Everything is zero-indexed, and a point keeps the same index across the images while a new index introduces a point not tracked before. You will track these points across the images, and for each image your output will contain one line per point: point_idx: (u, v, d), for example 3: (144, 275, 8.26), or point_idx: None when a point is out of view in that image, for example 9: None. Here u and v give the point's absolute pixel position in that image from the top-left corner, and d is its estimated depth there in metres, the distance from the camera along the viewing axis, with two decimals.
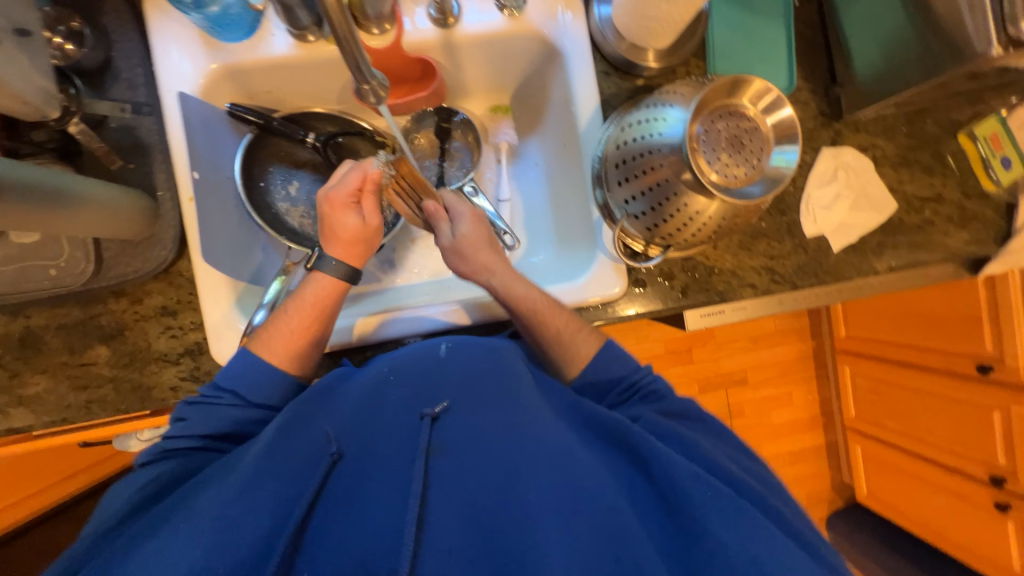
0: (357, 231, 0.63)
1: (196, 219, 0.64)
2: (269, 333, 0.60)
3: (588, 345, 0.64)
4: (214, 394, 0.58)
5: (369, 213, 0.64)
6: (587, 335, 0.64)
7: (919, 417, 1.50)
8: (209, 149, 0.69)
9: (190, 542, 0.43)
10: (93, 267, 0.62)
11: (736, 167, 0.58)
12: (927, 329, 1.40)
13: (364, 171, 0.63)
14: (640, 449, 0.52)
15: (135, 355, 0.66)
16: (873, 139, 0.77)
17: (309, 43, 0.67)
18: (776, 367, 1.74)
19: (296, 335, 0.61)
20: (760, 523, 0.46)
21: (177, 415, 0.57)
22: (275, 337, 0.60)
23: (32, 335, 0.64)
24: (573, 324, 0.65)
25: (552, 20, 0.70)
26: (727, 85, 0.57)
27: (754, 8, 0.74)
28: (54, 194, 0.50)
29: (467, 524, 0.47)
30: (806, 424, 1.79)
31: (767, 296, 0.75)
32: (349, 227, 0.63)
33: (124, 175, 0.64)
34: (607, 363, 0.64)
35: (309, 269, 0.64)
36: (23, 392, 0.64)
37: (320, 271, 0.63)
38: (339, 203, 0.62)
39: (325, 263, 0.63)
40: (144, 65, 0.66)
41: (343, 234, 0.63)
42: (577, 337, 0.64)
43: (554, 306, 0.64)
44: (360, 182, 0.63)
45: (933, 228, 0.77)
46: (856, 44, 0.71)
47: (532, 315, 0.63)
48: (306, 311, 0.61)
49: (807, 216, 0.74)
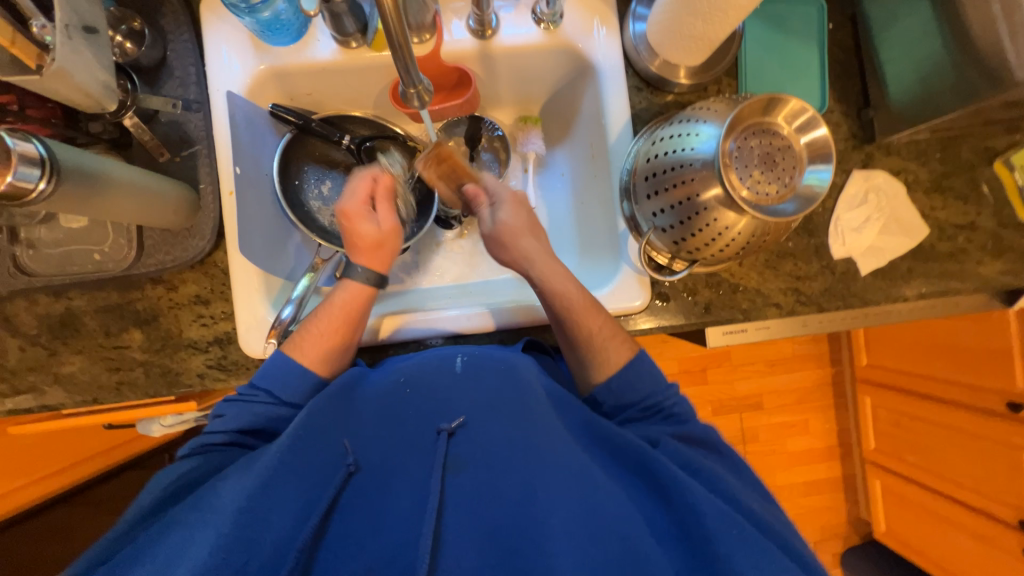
0: (373, 234, 0.66)
1: (235, 212, 0.66)
2: (304, 336, 0.62)
3: (621, 354, 0.64)
4: (249, 392, 0.59)
5: (384, 216, 0.67)
6: (620, 343, 0.64)
7: (943, 454, 1.44)
8: (251, 146, 0.71)
9: (210, 531, 0.44)
10: (133, 253, 0.65)
11: (767, 185, 0.58)
12: (954, 362, 1.35)
13: (370, 175, 0.68)
14: (662, 478, 0.50)
15: (166, 340, 0.68)
16: (906, 163, 0.76)
17: (352, 49, 0.69)
18: (793, 393, 1.71)
19: (325, 339, 0.62)
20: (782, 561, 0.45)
21: (216, 411, 0.59)
22: (307, 340, 0.62)
23: (72, 316, 0.67)
24: (607, 330, 0.64)
25: (586, 34, 0.72)
26: (763, 103, 0.58)
27: (788, 30, 0.74)
28: (105, 180, 0.53)
29: (482, 542, 0.48)
30: (822, 453, 1.74)
31: (791, 317, 0.74)
32: (366, 232, 0.66)
33: (170, 167, 0.67)
34: (635, 377, 0.63)
35: (339, 276, 0.67)
36: (58, 370, 0.66)
37: (349, 279, 0.65)
38: (356, 211, 0.66)
39: (352, 269, 0.66)
40: (196, 64, 0.68)
41: (362, 239, 0.65)
42: (610, 343, 0.64)
43: (592, 306, 0.65)
44: (370, 187, 0.68)
45: (965, 256, 0.75)
46: (892, 68, 0.71)
47: (567, 313, 0.64)
48: (336, 312, 0.63)
49: (835, 239, 0.73)
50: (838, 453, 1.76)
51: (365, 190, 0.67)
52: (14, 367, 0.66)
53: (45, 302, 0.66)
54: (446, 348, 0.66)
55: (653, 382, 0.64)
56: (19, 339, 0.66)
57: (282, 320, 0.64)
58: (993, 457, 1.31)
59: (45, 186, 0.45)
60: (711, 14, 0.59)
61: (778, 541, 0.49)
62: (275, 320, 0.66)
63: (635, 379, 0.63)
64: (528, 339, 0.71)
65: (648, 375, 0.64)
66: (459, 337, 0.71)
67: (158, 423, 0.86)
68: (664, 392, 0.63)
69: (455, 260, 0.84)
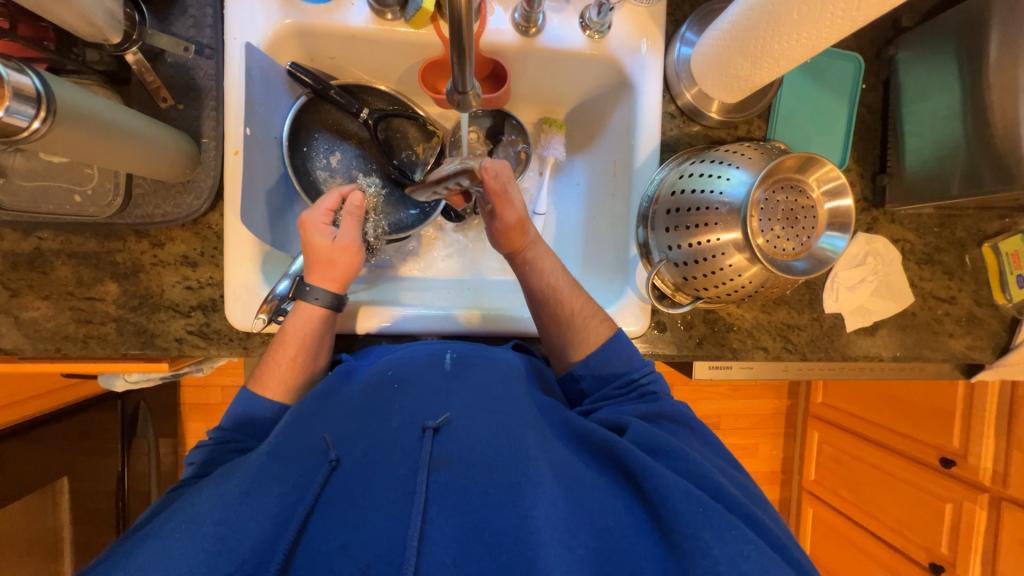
0: (329, 244, 0.61)
1: (239, 175, 0.62)
2: (268, 365, 0.60)
3: (599, 331, 0.66)
4: (218, 435, 0.58)
5: (344, 231, 0.62)
6: (598, 322, 0.66)
7: (873, 493, 1.56)
8: (264, 105, 0.67)
9: (190, 546, 0.42)
10: (120, 201, 0.60)
11: (785, 241, 0.59)
12: (900, 413, 1.45)
13: (342, 193, 0.64)
14: (632, 466, 0.51)
15: (146, 299, 0.63)
16: (905, 233, 0.79)
17: (387, 21, 0.65)
18: (750, 419, 1.80)
19: (288, 369, 0.60)
20: (754, 537, 0.46)
21: (188, 460, 0.57)
22: (269, 374, 0.60)
23: (42, 258, 0.61)
24: (589, 309, 0.66)
25: (632, 51, 0.70)
26: (798, 162, 0.59)
27: (824, 83, 0.75)
28: (106, 125, 0.49)
29: (467, 541, 0.45)
30: (765, 477, 1.87)
31: (775, 361, 0.77)
32: (320, 243, 0.61)
33: (172, 114, 0.62)
34: (611, 355, 0.64)
35: (291, 298, 0.61)
36: (20, 313, 0.61)
37: (302, 302, 0.61)
38: (313, 222, 0.61)
39: (309, 293, 0.60)
40: (214, 5, 0.63)
41: (319, 253, 0.61)
42: (590, 322, 0.66)
43: (575, 288, 0.67)
44: (335, 202, 0.63)
45: (942, 327, 0.80)
46: (911, 140, 0.73)
47: (552, 295, 0.66)
48: (291, 340, 0.60)
49: (830, 293, 0.76)
50: (780, 477, 1.89)
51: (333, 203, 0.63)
52: None
53: (12, 238, 0.61)
54: (438, 343, 0.66)
55: (627, 360, 0.64)
56: None
57: (277, 294, 0.61)
58: (917, 503, 1.43)
59: (38, 125, 0.41)
60: (761, 59, 0.58)
61: (746, 514, 0.49)
62: (269, 294, 0.63)
63: (613, 355, 0.63)
64: (517, 342, 0.72)
65: (624, 357, 0.64)
66: (452, 335, 0.71)
67: (123, 377, 0.86)
68: (640, 369, 0.63)
69: (458, 256, 0.82)
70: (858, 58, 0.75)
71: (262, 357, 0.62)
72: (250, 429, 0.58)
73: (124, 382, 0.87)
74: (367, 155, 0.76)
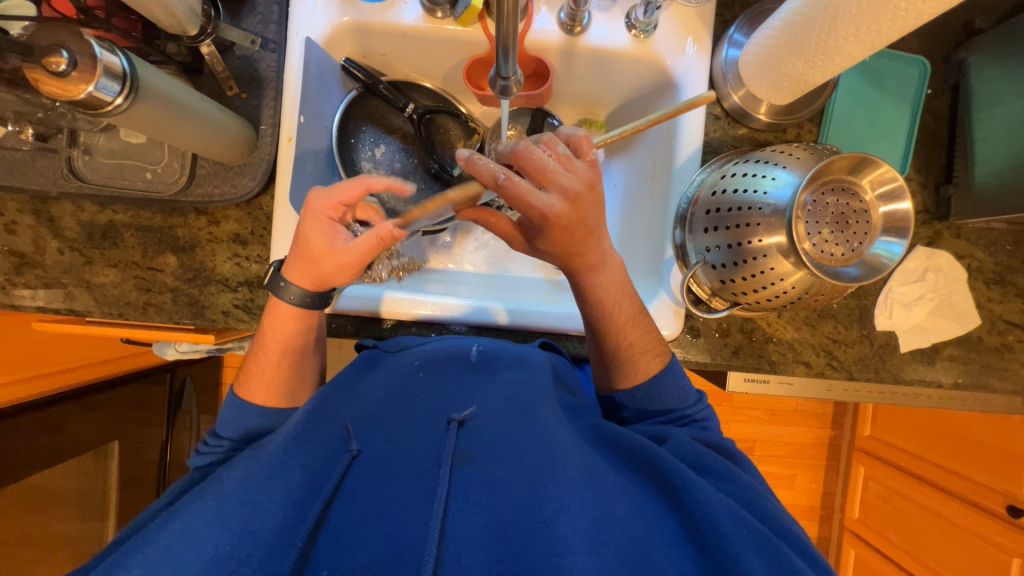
0: (326, 242, 0.54)
1: (290, 160, 0.67)
2: (252, 371, 0.61)
3: (650, 366, 0.61)
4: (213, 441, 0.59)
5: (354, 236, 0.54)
6: (650, 357, 0.61)
7: (927, 540, 1.43)
8: (318, 97, 0.71)
9: (219, 524, 0.44)
10: (184, 180, 0.65)
11: (834, 245, 0.57)
12: (960, 453, 1.33)
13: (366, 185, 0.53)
14: (671, 478, 0.50)
15: (199, 272, 0.68)
16: (973, 249, 0.73)
17: (437, 19, 0.68)
18: (788, 447, 1.69)
19: (272, 374, 0.60)
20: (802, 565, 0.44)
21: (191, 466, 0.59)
22: (253, 379, 0.60)
23: (114, 229, 0.67)
24: (640, 345, 0.61)
25: (677, 51, 0.70)
26: (851, 163, 0.56)
27: (884, 88, 0.71)
28: (182, 107, 0.54)
29: (490, 540, 0.44)
30: (803, 511, 1.75)
31: (818, 378, 0.72)
32: (313, 238, 0.54)
33: (235, 102, 0.67)
34: (662, 392, 0.60)
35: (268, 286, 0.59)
36: (91, 279, 0.67)
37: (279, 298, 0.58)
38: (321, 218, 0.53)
39: (284, 289, 0.57)
40: (280, 3, 0.68)
41: (307, 249, 0.54)
42: (639, 358, 0.61)
43: (628, 321, 0.61)
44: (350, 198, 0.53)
45: (1013, 355, 0.73)
46: (982, 148, 0.68)
47: (595, 327, 0.62)
48: (271, 341, 0.60)
49: (883, 309, 0.71)
50: (819, 513, 1.76)
51: (353, 195, 0.53)
52: (48, 266, 0.67)
53: (90, 210, 0.67)
54: (466, 337, 0.66)
55: (681, 397, 0.61)
56: (58, 241, 0.67)
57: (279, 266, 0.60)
58: (979, 554, 1.30)
59: (121, 101, 0.45)
60: (815, 57, 0.56)
61: (795, 542, 0.48)
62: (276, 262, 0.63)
63: (663, 391, 0.60)
64: (544, 339, 0.71)
65: (679, 393, 0.61)
66: (481, 326, 0.72)
67: (173, 348, 0.92)
68: (694, 406, 0.61)
69: (487, 251, 0.82)
70: (924, 62, 0.71)
71: (245, 360, 0.62)
72: (282, 402, 0.61)
73: (174, 353, 0.93)
74: (410, 150, 0.78)
